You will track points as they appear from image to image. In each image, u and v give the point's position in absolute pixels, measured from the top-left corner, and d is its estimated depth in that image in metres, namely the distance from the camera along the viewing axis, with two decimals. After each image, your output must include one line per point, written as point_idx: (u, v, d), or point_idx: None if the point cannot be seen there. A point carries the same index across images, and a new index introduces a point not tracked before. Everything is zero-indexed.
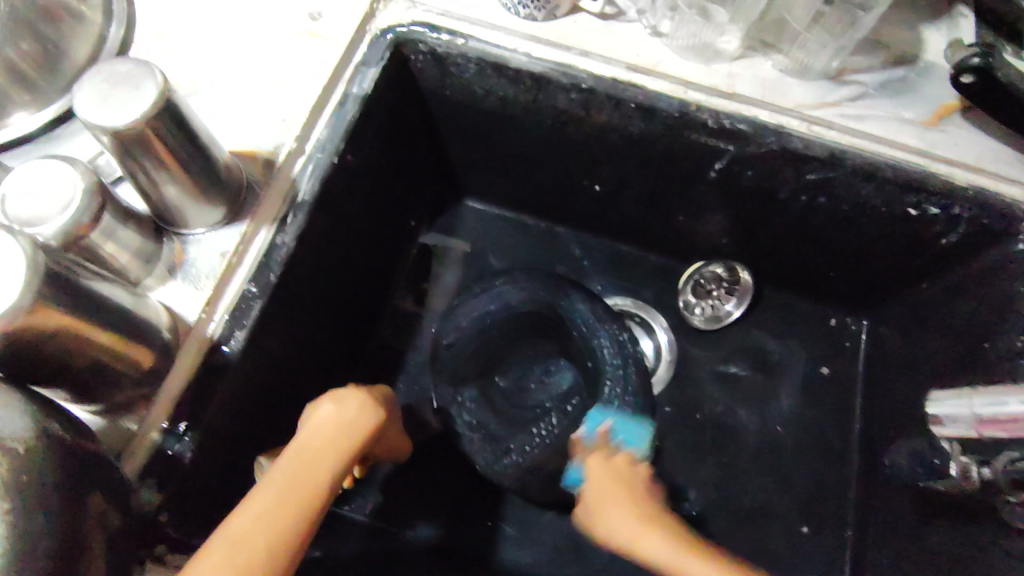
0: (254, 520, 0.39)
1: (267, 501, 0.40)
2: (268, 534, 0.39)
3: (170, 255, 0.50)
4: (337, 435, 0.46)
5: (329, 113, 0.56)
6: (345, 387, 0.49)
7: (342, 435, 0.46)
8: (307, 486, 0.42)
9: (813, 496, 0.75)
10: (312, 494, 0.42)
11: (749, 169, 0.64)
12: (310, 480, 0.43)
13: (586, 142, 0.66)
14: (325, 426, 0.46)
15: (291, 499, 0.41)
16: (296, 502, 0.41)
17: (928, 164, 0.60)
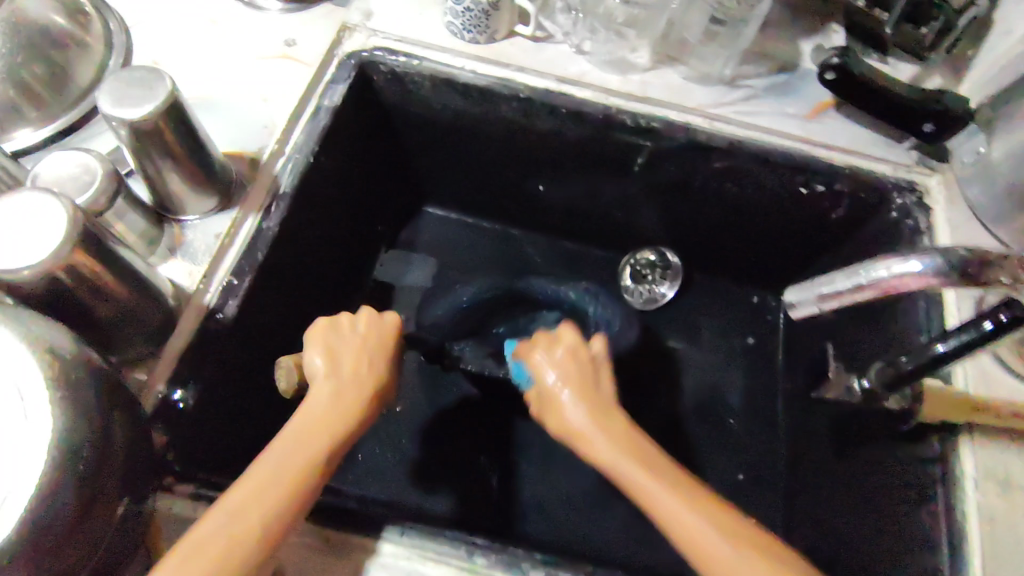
0: (260, 491, 0.41)
1: (268, 475, 0.41)
2: (272, 504, 0.40)
3: (171, 238, 0.58)
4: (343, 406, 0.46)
5: (305, 121, 0.66)
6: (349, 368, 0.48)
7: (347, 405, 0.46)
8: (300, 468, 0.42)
9: (747, 449, 0.84)
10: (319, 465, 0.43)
11: (665, 162, 0.75)
12: (316, 452, 0.44)
13: (528, 145, 0.77)
14: (333, 398, 0.46)
15: (293, 472, 0.42)
16: (296, 474, 0.42)
17: (810, 149, 0.72)
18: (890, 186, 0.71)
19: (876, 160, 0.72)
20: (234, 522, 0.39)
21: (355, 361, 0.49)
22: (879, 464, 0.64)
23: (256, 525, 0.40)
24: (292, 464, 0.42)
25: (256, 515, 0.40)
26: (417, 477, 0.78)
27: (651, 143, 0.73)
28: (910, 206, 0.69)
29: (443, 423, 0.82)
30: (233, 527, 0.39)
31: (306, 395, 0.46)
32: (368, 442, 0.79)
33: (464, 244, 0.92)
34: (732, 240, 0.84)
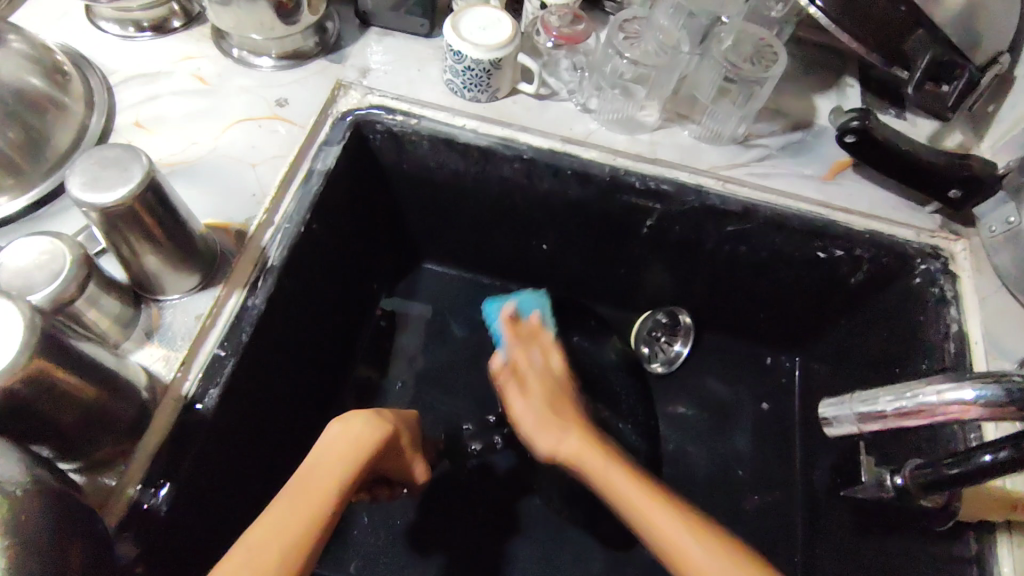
0: (279, 522, 0.45)
1: (287, 505, 0.46)
2: (305, 521, 0.45)
3: (148, 319, 0.54)
4: (359, 446, 0.52)
5: (295, 188, 0.62)
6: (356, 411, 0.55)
7: (363, 446, 0.52)
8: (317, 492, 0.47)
9: (765, 525, 0.79)
10: (342, 490, 0.48)
11: (676, 225, 0.71)
12: (336, 479, 0.49)
13: (531, 206, 0.73)
14: (351, 435, 0.52)
15: (312, 499, 0.46)
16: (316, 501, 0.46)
17: (828, 213, 0.68)
18: (914, 252, 0.67)
19: (898, 225, 0.68)
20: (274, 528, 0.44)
21: (375, 416, 0.55)
22: (910, 560, 0.60)
23: (293, 540, 0.44)
24: (315, 489, 0.47)
25: (290, 530, 0.44)
26: (413, 558, 0.73)
27: (661, 206, 0.69)
28: (934, 273, 0.66)
29: (439, 497, 0.77)
30: (277, 529, 0.44)
31: (322, 432, 0.52)
32: (360, 521, 0.74)
33: (464, 302, 0.88)
34: (744, 301, 0.80)
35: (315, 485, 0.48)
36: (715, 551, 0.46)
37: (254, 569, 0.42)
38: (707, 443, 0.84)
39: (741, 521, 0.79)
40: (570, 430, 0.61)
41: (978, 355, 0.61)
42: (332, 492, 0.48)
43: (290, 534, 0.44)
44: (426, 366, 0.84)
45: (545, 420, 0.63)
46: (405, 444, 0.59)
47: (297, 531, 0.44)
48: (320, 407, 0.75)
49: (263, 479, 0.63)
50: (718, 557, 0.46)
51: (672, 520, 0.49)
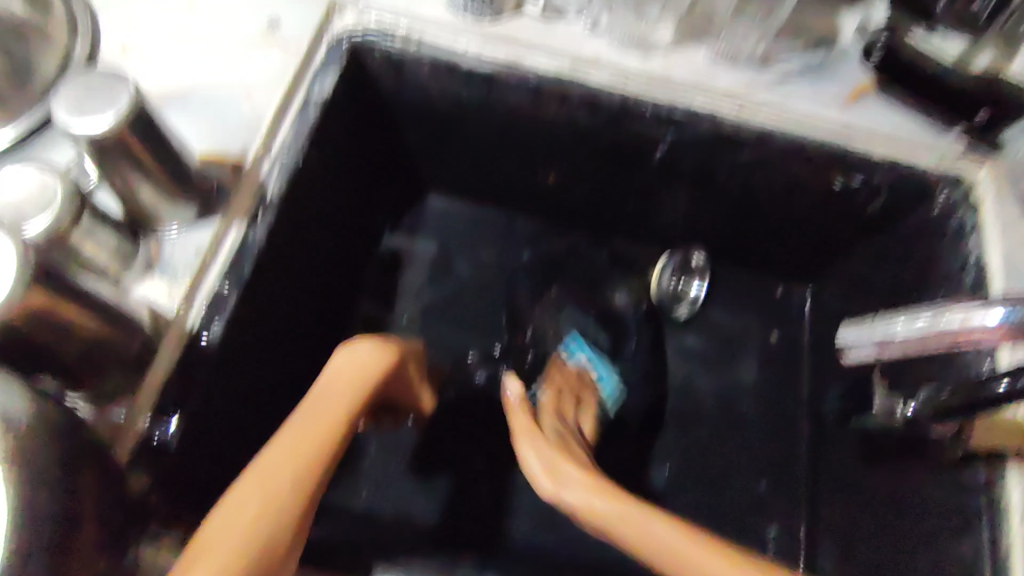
0: (294, 443, 0.45)
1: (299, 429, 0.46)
2: (321, 434, 0.46)
3: (147, 253, 0.53)
4: (368, 370, 0.53)
5: (292, 117, 0.59)
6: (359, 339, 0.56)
7: (372, 370, 0.53)
8: (328, 415, 0.48)
9: (769, 453, 0.80)
10: (353, 409, 0.50)
11: (688, 154, 0.68)
12: (345, 401, 0.50)
13: (538, 136, 0.70)
14: (358, 362, 0.53)
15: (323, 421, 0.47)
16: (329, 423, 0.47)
17: (849, 139, 0.65)
18: (935, 180, 0.65)
19: (921, 151, 0.65)
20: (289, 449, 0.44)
21: (382, 341, 0.56)
22: (916, 487, 0.60)
23: (310, 450, 0.45)
24: (328, 408, 0.48)
25: (307, 442, 0.45)
26: (423, 487, 0.74)
27: (672, 133, 0.66)
28: (953, 202, 0.64)
29: (448, 429, 0.77)
30: (291, 449, 0.44)
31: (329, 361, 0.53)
32: (371, 454, 0.75)
33: (469, 237, 0.87)
34: (755, 232, 0.79)
35: (328, 403, 0.49)
36: (666, 527, 0.44)
37: (273, 482, 0.42)
38: (714, 376, 0.84)
39: (746, 450, 0.80)
40: (598, 486, 0.49)
41: (997, 275, 0.59)
42: (344, 411, 0.49)
43: (306, 446, 0.45)
44: (432, 300, 0.84)
45: (544, 448, 0.53)
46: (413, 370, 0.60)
47: (312, 443, 0.45)
48: (328, 341, 0.75)
49: (273, 411, 0.64)
50: (663, 526, 0.44)
51: None
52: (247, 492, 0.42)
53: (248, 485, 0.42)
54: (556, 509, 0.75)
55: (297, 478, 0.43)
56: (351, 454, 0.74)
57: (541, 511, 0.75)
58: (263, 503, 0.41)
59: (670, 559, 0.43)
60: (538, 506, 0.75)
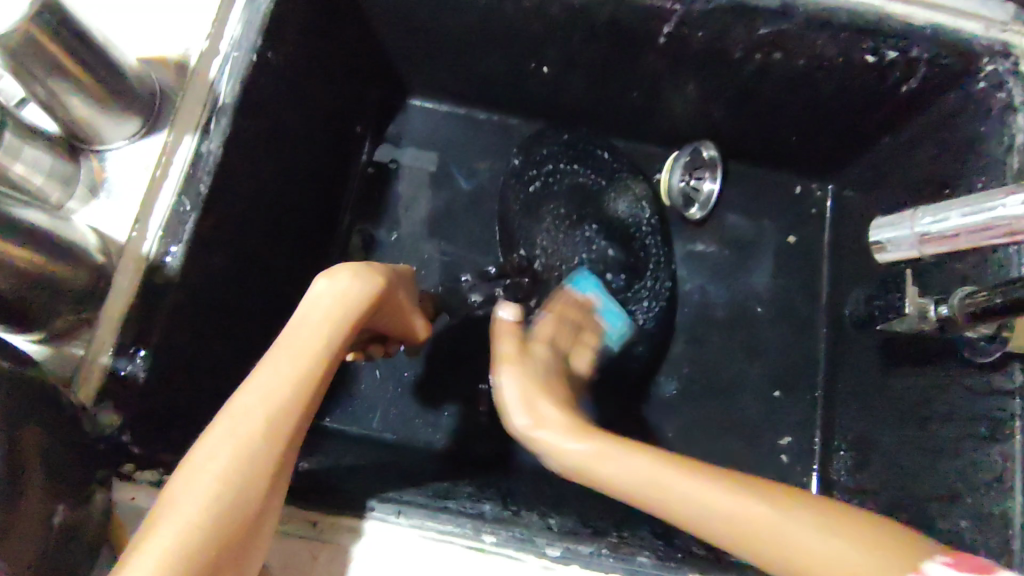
0: (267, 392, 0.39)
1: (273, 372, 0.40)
2: (295, 381, 0.40)
3: (91, 174, 0.48)
4: (348, 303, 0.44)
5: (240, 6, 0.51)
6: (343, 264, 0.47)
7: (355, 304, 0.45)
8: (307, 354, 0.41)
9: (784, 361, 0.76)
10: (332, 351, 0.42)
11: (698, 31, 0.60)
12: (327, 337, 0.42)
13: (526, 18, 0.62)
14: (341, 293, 0.45)
15: (301, 363, 0.41)
16: (307, 366, 0.41)
17: (884, 5, 0.57)
18: (980, 49, 0.56)
19: (965, 16, 0.57)
20: (261, 397, 0.38)
21: (364, 270, 0.47)
22: (943, 392, 0.56)
23: (283, 401, 0.39)
24: (307, 343, 0.42)
25: (278, 390, 0.39)
26: (422, 409, 0.71)
27: (680, 6, 0.57)
28: (1003, 75, 0.55)
29: (446, 348, 0.74)
30: (263, 396, 0.38)
31: (307, 289, 0.44)
32: (366, 377, 0.72)
33: (460, 141, 0.79)
34: (775, 120, 0.71)
35: (303, 344, 0.42)
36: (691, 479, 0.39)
37: (246, 430, 0.37)
38: (726, 281, 0.79)
39: (759, 358, 0.76)
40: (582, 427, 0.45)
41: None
42: (321, 353, 0.42)
43: (278, 395, 0.39)
44: (421, 213, 0.77)
45: (535, 395, 0.47)
46: (399, 296, 0.52)
47: (285, 393, 0.39)
48: (311, 261, 0.71)
49: (253, 338, 0.60)
50: (685, 479, 0.39)
51: (817, 524, 0.36)
52: (214, 449, 0.36)
53: (215, 440, 0.37)
54: None
55: (269, 433, 0.38)
56: (346, 378, 0.71)
57: None
58: (231, 463, 0.36)
59: (716, 517, 0.38)
60: None
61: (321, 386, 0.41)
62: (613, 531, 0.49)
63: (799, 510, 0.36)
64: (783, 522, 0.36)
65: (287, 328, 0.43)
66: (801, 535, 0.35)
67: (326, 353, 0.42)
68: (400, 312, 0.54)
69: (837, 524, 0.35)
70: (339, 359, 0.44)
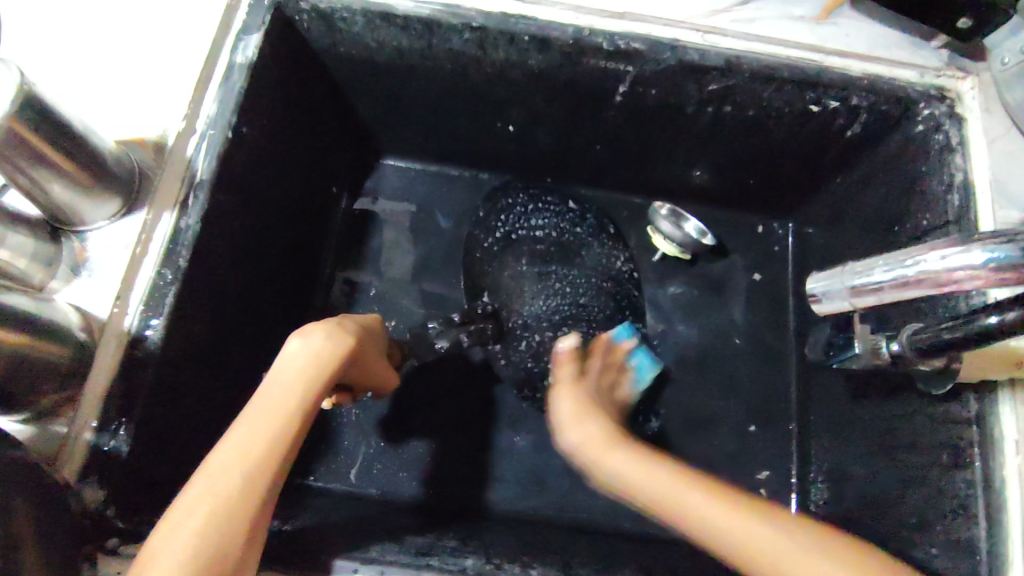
0: (243, 448, 0.40)
1: (251, 428, 0.41)
2: (270, 437, 0.41)
3: (72, 255, 0.49)
4: (322, 362, 0.45)
5: (215, 86, 0.54)
6: (316, 322, 0.48)
7: (329, 363, 0.46)
8: (282, 413, 0.42)
9: (758, 395, 0.78)
10: (308, 406, 0.44)
11: (652, 89, 0.63)
12: (301, 397, 0.43)
13: (490, 82, 0.65)
14: (318, 355, 0.46)
15: (275, 420, 0.42)
16: (281, 424, 0.42)
17: (822, 59, 0.61)
18: (915, 95, 0.60)
19: (899, 65, 0.61)
20: (237, 454, 0.40)
21: (337, 328, 0.48)
22: (907, 423, 0.58)
23: (259, 457, 0.40)
24: (282, 402, 0.43)
25: (253, 447, 0.40)
26: (406, 461, 0.72)
27: (633, 68, 0.61)
28: (939, 118, 0.59)
29: (427, 398, 0.75)
30: (240, 453, 0.40)
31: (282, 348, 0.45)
32: (349, 433, 0.72)
33: (433, 196, 0.81)
34: (733, 165, 0.74)
35: (277, 402, 0.43)
36: (645, 466, 0.46)
37: (223, 487, 0.38)
38: (698, 319, 0.81)
39: (734, 393, 0.78)
40: (612, 441, 0.50)
41: (985, 209, 0.56)
42: (296, 410, 0.43)
43: (253, 453, 0.40)
44: (398, 268, 0.79)
45: (592, 443, 0.51)
46: (370, 348, 0.53)
47: (260, 450, 0.40)
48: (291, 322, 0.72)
49: (234, 399, 0.61)
50: (637, 460, 0.47)
51: (780, 535, 0.39)
52: (191, 507, 0.38)
53: (192, 498, 0.38)
54: (544, 470, 0.73)
55: (245, 489, 0.39)
56: (328, 435, 0.72)
57: (528, 473, 0.73)
58: (209, 520, 0.37)
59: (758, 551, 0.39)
60: (525, 469, 0.73)
61: (297, 442, 0.43)
62: None
63: (770, 522, 0.40)
64: (750, 522, 0.40)
65: (261, 389, 0.44)
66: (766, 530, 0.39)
67: (300, 412, 0.43)
68: (369, 365, 0.55)
69: (828, 545, 0.38)
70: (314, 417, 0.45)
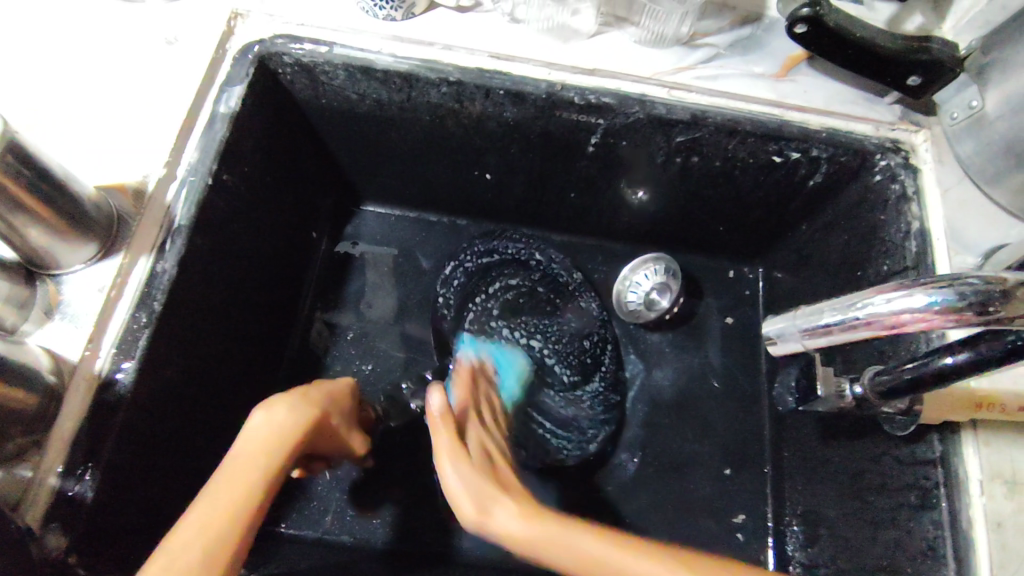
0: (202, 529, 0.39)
1: (210, 510, 0.40)
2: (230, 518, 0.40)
3: (46, 298, 0.49)
4: (287, 435, 0.46)
5: (198, 135, 0.56)
6: (277, 397, 0.48)
7: (290, 438, 0.46)
8: (243, 494, 0.41)
9: (734, 438, 0.79)
10: (267, 485, 0.43)
11: (622, 140, 0.66)
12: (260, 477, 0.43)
13: (466, 132, 0.67)
14: (279, 428, 0.46)
15: (236, 500, 0.41)
16: (242, 506, 0.41)
17: (783, 114, 0.64)
18: (872, 148, 0.63)
19: (856, 120, 0.64)
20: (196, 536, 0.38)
21: (299, 401, 0.48)
22: (876, 464, 0.59)
23: (219, 537, 0.39)
24: (240, 483, 0.42)
25: (213, 527, 0.39)
26: (380, 507, 0.71)
27: (604, 121, 0.64)
28: (895, 169, 0.62)
29: (404, 442, 0.74)
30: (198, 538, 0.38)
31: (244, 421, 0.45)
32: (322, 478, 0.71)
33: (412, 242, 0.82)
34: (703, 212, 0.76)
35: (239, 481, 0.42)
36: (539, 517, 0.41)
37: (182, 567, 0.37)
38: (673, 363, 0.82)
39: (709, 436, 0.79)
40: (505, 494, 0.42)
41: (942, 258, 0.58)
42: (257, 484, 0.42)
43: (213, 536, 0.39)
44: (377, 312, 0.79)
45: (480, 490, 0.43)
46: (334, 421, 0.53)
47: (221, 526, 0.39)
48: (265, 366, 0.71)
49: (206, 445, 0.60)
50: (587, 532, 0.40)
51: (603, 546, 0.39)
52: None
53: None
54: None
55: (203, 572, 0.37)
56: (301, 482, 0.71)
57: None
58: None
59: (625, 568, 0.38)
60: None
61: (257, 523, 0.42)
62: None
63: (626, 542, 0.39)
64: (610, 545, 0.39)
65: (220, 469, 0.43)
66: (604, 547, 0.39)
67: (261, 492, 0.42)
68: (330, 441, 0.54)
69: (680, 559, 0.38)
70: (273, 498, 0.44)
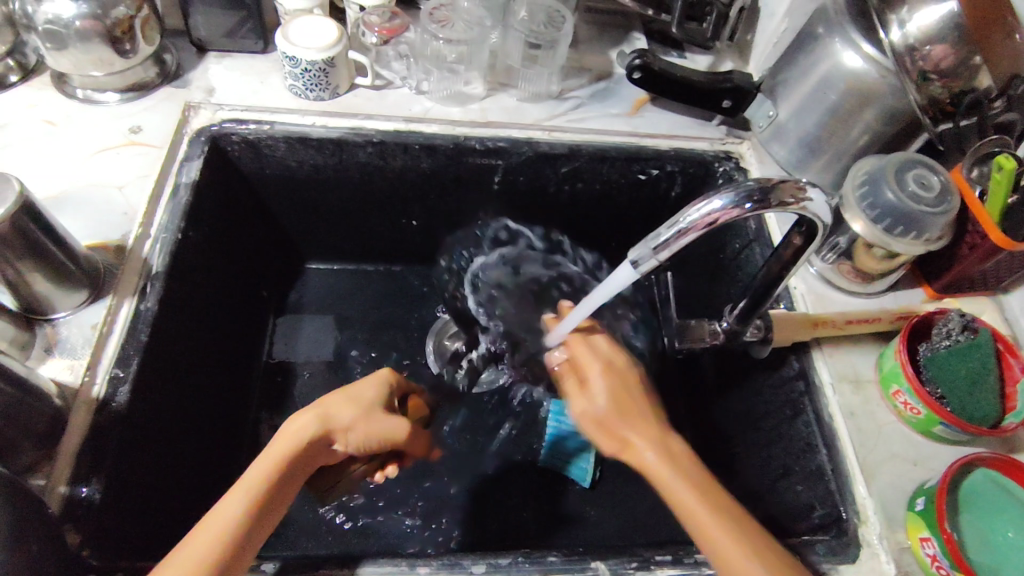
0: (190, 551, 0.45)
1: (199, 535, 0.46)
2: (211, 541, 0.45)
3: (45, 339, 0.57)
4: (276, 455, 0.51)
5: (165, 202, 0.66)
6: (297, 413, 0.55)
7: (282, 452, 0.51)
8: (220, 522, 0.46)
9: None
10: (247, 510, 0.48)
11: (520, 176, 0.82)
12: (239, 502, 0.48)
13: (390, 185, 0.81)
14: (283, 439, 0.53)
15: (218, 523, 0.46)
16: (222, 530, 0.46)
17: (638, 140, 0.82)
18: (712, 159, 0.82)
19: (694, 139, 0.83)
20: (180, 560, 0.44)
21: (311, 414, 0.55)
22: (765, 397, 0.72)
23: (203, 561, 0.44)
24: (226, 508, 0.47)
25: (199, 550, 0.45)
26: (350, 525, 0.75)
27: (502, 161, 0.79)
28: (730, 171, 0.81)
29: None
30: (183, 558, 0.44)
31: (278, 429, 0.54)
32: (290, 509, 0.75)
33: (354, 292, 0.93)
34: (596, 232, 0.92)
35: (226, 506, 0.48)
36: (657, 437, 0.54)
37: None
38: None
39: None
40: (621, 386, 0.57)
41: (772, 228, 0.72)
42: (235, 514, 0.47)
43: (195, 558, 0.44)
44: (327, 354, 0.87)
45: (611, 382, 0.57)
46: (352, 420, 0.56)
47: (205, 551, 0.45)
48: (234, 414, 0.77)
49: (185, 475, 0.65)
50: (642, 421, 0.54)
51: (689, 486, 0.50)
52: None
53: None
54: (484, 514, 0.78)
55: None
56: None
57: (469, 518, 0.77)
58: None
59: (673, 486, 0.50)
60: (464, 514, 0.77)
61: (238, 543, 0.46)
62: (549, 557, 0.55)
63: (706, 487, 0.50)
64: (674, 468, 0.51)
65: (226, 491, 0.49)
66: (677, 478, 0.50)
67: (237, 519, 0.47)
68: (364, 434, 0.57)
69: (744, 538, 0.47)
70: (258, 520, 0.48)
